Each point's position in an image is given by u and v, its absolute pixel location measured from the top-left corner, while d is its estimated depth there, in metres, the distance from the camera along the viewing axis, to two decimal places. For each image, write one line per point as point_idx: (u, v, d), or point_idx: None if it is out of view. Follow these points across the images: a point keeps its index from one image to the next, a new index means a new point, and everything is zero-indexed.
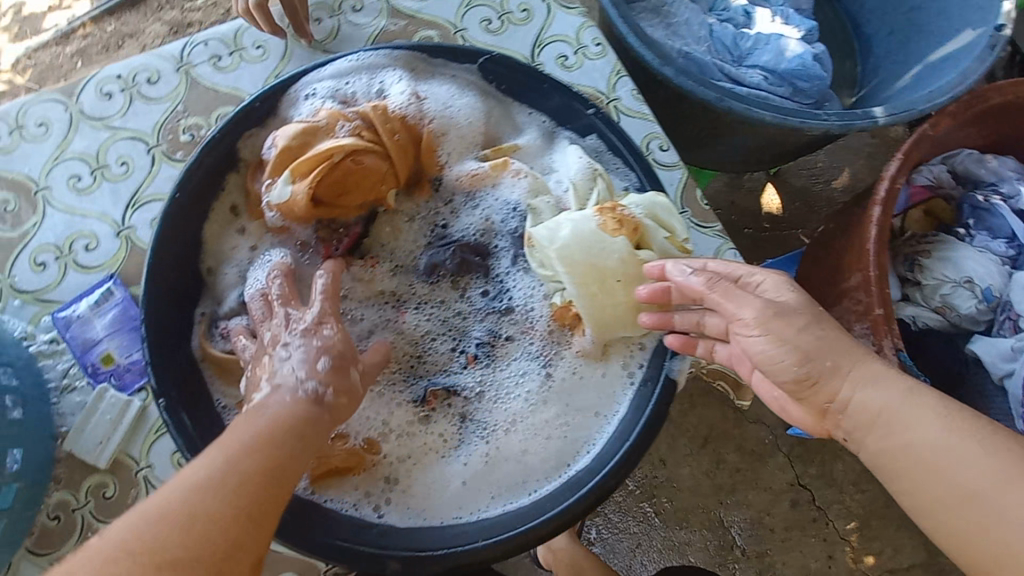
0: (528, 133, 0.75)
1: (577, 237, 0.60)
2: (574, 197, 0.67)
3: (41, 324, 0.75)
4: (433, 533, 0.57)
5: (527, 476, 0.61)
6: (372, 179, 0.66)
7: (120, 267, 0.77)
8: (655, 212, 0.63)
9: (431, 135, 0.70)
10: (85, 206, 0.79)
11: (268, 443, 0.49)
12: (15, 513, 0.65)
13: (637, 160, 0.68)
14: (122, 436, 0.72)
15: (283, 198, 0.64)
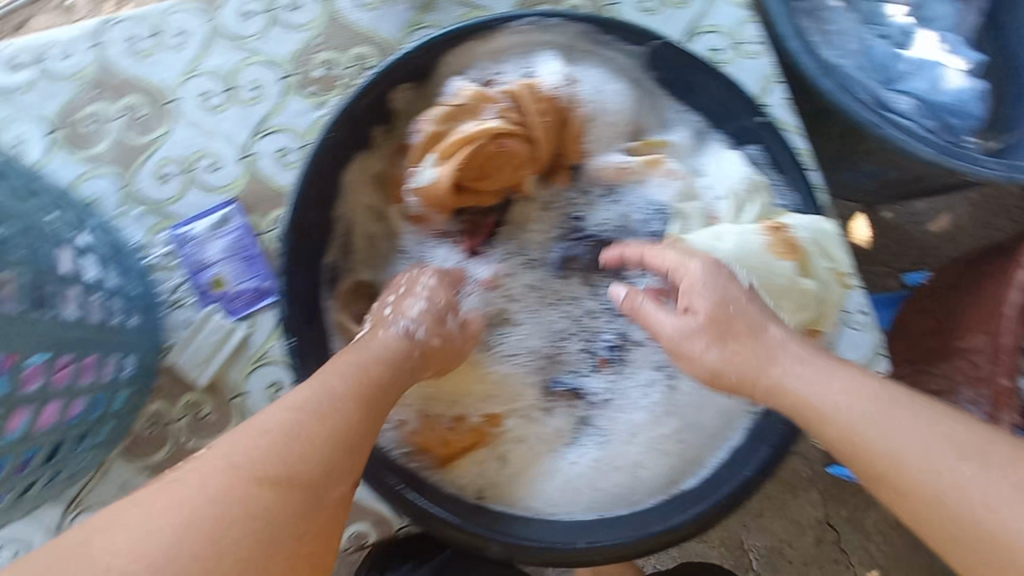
0: (677, 132, 0.72)
1: (741, 249, 0.60)
2: (731, 208, 0.67)
3: (159, 236, 0.76)
4: (534, 523, 0.59)
5: (633, 488, 0.62)
6: (513, 162, 0.66)
7: (240, 193, 0.77)
8: (818, 238, 0.63)
9: (577, 121, 0.69)
10: (214, 125, 0.79)
11: (365, 380, 0.51)
12: (122, 415, 0.67)
13: (801, 175, 0.65)
14: (225, 360, 0.73)
15: (427, 181, 0.65)
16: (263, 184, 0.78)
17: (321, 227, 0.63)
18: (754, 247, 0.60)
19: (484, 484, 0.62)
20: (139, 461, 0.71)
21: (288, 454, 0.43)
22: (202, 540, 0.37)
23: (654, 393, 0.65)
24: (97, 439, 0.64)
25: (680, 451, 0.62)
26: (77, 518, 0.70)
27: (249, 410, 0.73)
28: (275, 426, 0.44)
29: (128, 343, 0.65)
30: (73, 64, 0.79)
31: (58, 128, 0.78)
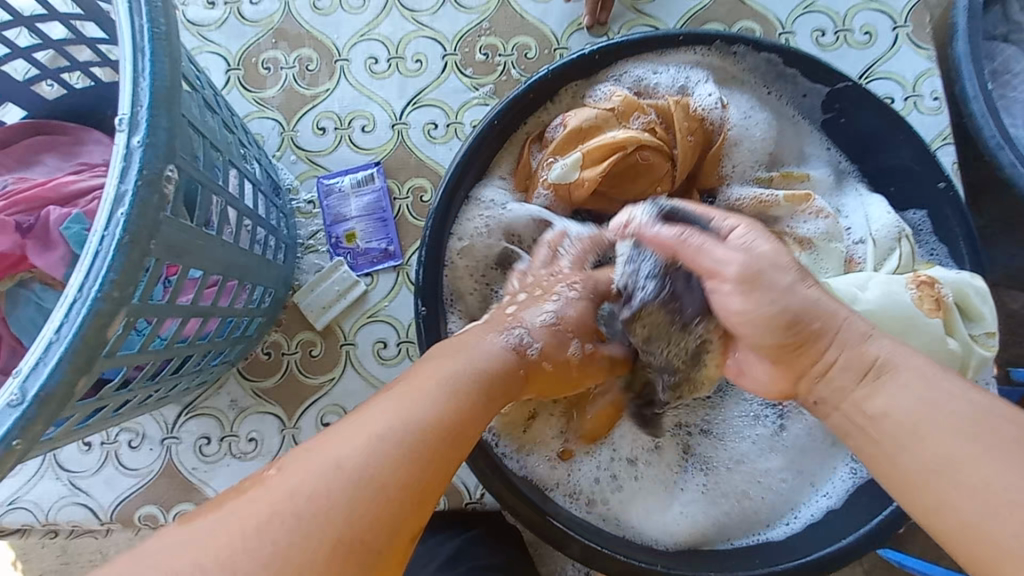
0: (815, 166, 0.70)
1: (886, 303, 0.55)
2: (873, 255, 0.63)
3: (306, 182, 0.81)
4: (633, 541, 0.59)
5: (728, 526, 0.61)
6: (652, 178, 0.63)
7: (385, 157, 0.81)
8: (965, 294, 0.57)
9: (723, 146, 0.66)
10: (374, 89, 0.83)
11: (458, 392, 0.43)
12: (251, 340, 0.73)
13: (966, 231, 0.62)
14: (342, 309, 0.77)
15: (563, 179, 0.62)
16: (408, 152, 0.82)
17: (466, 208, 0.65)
18: (899, 302, 0.55)
19: (581, 494, 0.62)
20: (249, 384, 0.77)
21: (367, 473, 0.35)
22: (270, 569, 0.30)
23: (760, 427, 0.65)
24: (227, 355, 0.70)
25: (774, 496, 0.62)
26: (188, 422, 0.77)
27: (354, 360, 0.77)
28: (362, 432, 0.37)
29: (271, 277, 0.70)
30: (262, 11, 0.85)
31: (237, 67, 0.84)
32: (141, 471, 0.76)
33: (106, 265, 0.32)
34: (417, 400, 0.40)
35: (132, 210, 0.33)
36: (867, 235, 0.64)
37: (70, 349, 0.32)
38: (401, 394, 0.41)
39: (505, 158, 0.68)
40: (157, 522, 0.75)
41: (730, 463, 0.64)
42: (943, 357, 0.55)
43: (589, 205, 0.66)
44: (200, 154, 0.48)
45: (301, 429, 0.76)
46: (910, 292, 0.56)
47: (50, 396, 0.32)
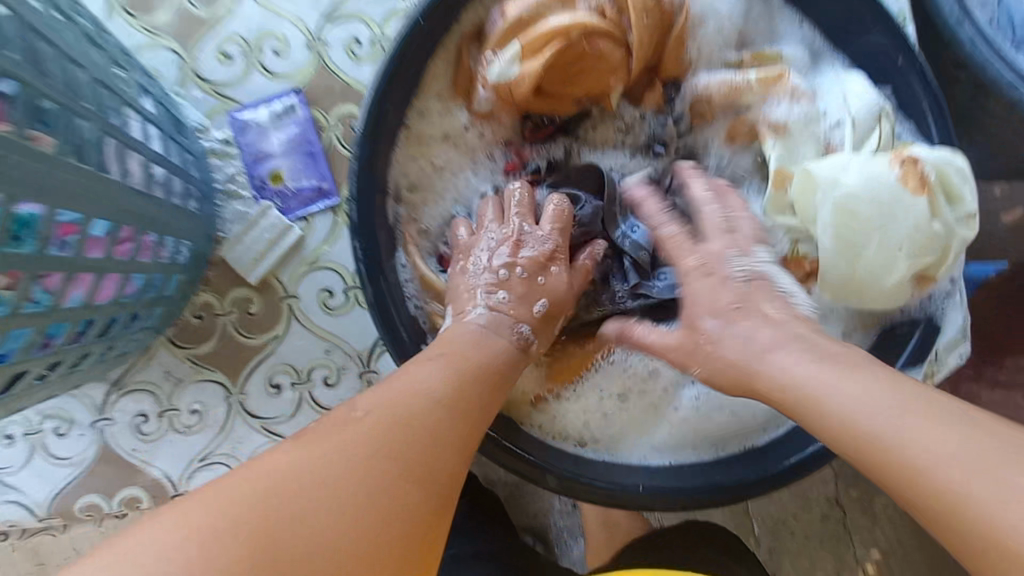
0: (788, 46, 0.63)
1: (864, 189, 0.50)
2: (851, 137, 0.55)
3: (216, 120, 0.71)
4: (619, 467, 0.56)
5: (721, 440, 0.58)
6: (604, 70, 0.56)
7: (305, 83, 0.72)
8: (945, 174, 0.51)
9: (685, 26, 0.58)
10: (281, 4, 0.72)
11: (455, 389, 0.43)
12: (174, 303, 0.65)
13: (935, 101, 0.58)
14: (278, 258, 0.70)
15: (504, 77, 0.56)
16: (330, 77, 0.72)
17: (397, 125, 0.56)
18: (877, 190, 0.50)
19: (565, 426, 0.58)
20: (184, 351, 0.69)
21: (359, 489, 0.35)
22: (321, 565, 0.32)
23: None
24: (147, 322, 0.61)
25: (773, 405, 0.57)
26: (121, 400, 0.69)
27: (299, 313, 0.70)
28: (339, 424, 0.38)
29: (188, 227, 0.61)
30: None
31: None
32: (75, 459, 0.68)
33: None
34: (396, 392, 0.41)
35: None
36: (846, 115, 0.56)
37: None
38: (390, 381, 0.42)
39: (443, 65, 0.59)
40: (102, 512, 0.68)
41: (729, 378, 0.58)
42: (925, 241, 0.50)
43: (536, 107, 0.60)
44: (43, 61, 0.38)
45: (249, 394, 0.69)
46: (893, 172, 0.50)
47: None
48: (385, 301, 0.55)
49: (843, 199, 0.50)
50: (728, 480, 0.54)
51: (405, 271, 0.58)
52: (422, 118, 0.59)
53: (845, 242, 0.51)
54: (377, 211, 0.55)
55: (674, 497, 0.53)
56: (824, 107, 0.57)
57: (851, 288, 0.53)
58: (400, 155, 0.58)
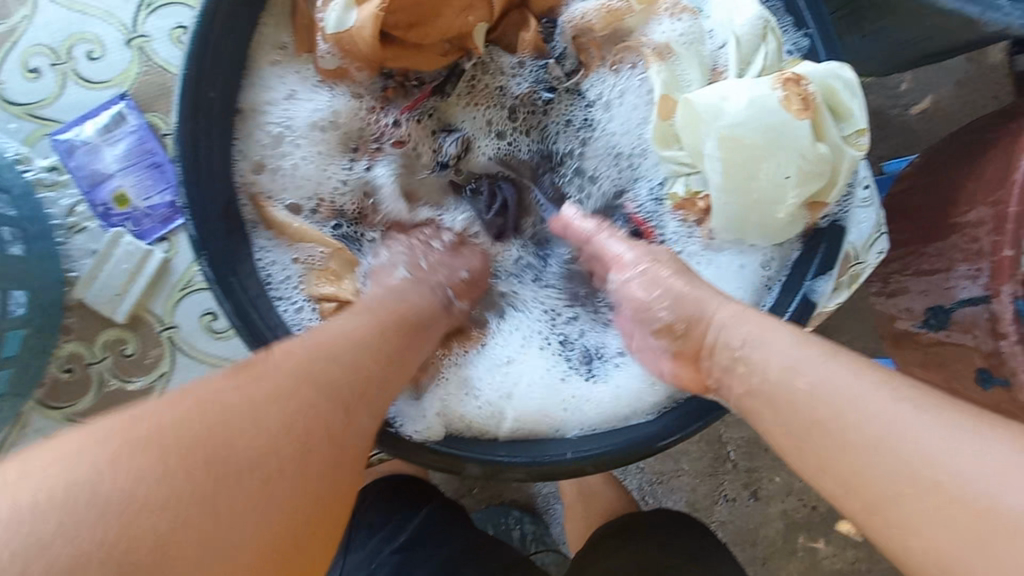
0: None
1: (749, 116, 0.48)
2: (736, 56, 0.52)
3: (37, 147, 0.62)
4: (540, 443, 0.51)
5: (641, 401, 0.52)
6: (456, 6, 0.50)
7: (133, 86, 0.63)
8: (833, 89, 0.49)
9: None
10: (87, 0, 0.63)
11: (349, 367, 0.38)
12: (24, 361, 0.58)
13: (817, 14, 0.53)
14: (144, 288, 0.62)
15: (342, 26, 0.49)
16: (161, 75, 0.63)
17: (225, 112, 0.50)
18: (762, 111, 0.47)
19: (481, 403, 0.52)
20: (61, 412, 0.62)
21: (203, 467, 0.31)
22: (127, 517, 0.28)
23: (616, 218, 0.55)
24: None
25: None
26: None
27: (182, 344, 0.63)
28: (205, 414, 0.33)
29: (6, 275, 0.54)
30: None
31: None
32: None
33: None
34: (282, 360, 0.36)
35: None
36: (730, 35, 0.53)
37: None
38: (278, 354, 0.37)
39: (275, 34, 0.52)
40: None
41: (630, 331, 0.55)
42: (812, 166, 0.48)
43: (391, 62, 0.53)
44: None
45: None
46: (775, 94, 0.48)
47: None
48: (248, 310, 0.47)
49: (727, 130, 0.48)
50: (663, 435, 0.49)
51: (267, 258, 0.52)
52: (264, 97, 0.52)
53: (731, 168, 0.48)
54: (213, 209, 0.48)
55: (606, 461, 0.48)
56: (709, 28, 0.54)
57: (751, 226, 0.51)
58: (244, 145, 0.52)
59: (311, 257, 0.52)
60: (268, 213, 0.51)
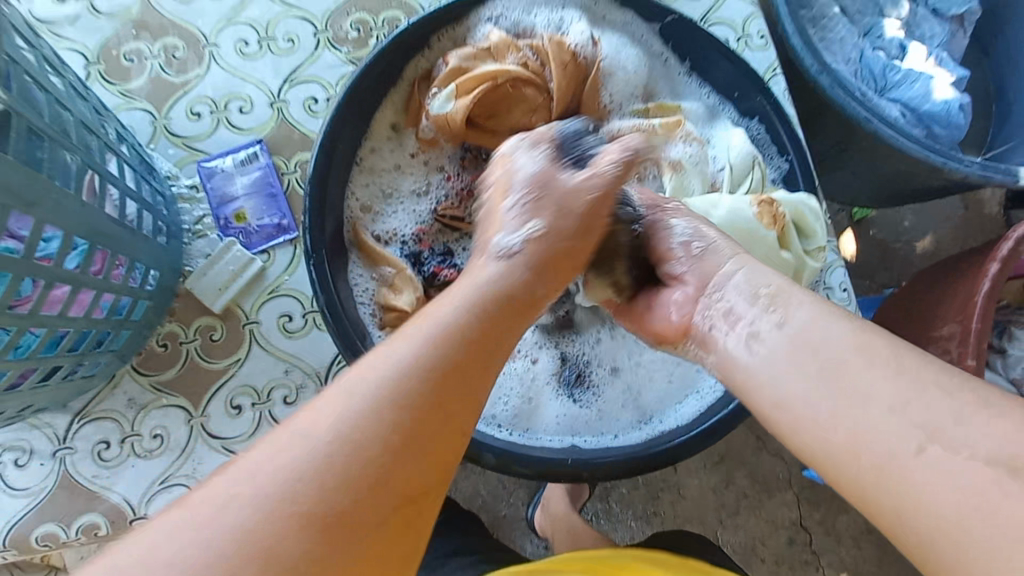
0: (689, 100, 0.75)
1: (732, 218, 0.63)
2: (728, 178, 0.69)
3: (185, 169, 0.79)
4: (539, 445, 0.63)
5: (617, 423, 0.67)
6: (526, 110, 0.68)
7: (268, 135, 0.82)
8: (801, 212, 0.66)
9: (599, 75, 0.71)
10: (247, 70, 0.83)
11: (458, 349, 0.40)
12: (141, 328, 0.70)
13: (795, 148, 0.70)
14: (240, 288, 0.76)
15: (442, 111, 0.67)
16: (291, 129, 0.82)
17: (345, 160, 0.67)
18: (743, 218, 0.63)
19: (494, 409, 0.66)
20: (148, 379, 0.73)
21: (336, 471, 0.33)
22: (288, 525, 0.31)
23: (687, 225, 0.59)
24: (114, 344, 0.66)
25: (659, 393, 0.68)
26: (83, 428, 0.72)
27: (260, 337, 0.76)
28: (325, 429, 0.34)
29: (154, 256, 0.67)
30: (117, 4, 0.84)
31: (96, 61, 0.82)
32: (32, 489, 0.70)
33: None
34: (378, 369, 0.37)
35: None
36: (727, 162, 0.70)
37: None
38: (371, 363, 0.37)
39: (389, 114, 0.71)
40: (60, 540, 0.70)
41: (617, 371, 0.70)
42: (778, 265, 0.63)
43: (472, 141, 0.71)
44: (45, 108, 0.47)
45: (210, 416, 0.73)
46: (751, 210, 0.63)
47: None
48: (335, 305, 0.61)
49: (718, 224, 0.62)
50: (642, 449, 0.61)
51: (355, 273, 0.67)
52: (374, 154, 0.70)
53: None
54: (325, 228, 0.63)
55: (596, 467, 0.60)
56: (714, 153, 0.71)
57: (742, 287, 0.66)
58: (353, 185, 0.68)
59: (383, 274, 0.68)
60: (357, 234, 0.68)
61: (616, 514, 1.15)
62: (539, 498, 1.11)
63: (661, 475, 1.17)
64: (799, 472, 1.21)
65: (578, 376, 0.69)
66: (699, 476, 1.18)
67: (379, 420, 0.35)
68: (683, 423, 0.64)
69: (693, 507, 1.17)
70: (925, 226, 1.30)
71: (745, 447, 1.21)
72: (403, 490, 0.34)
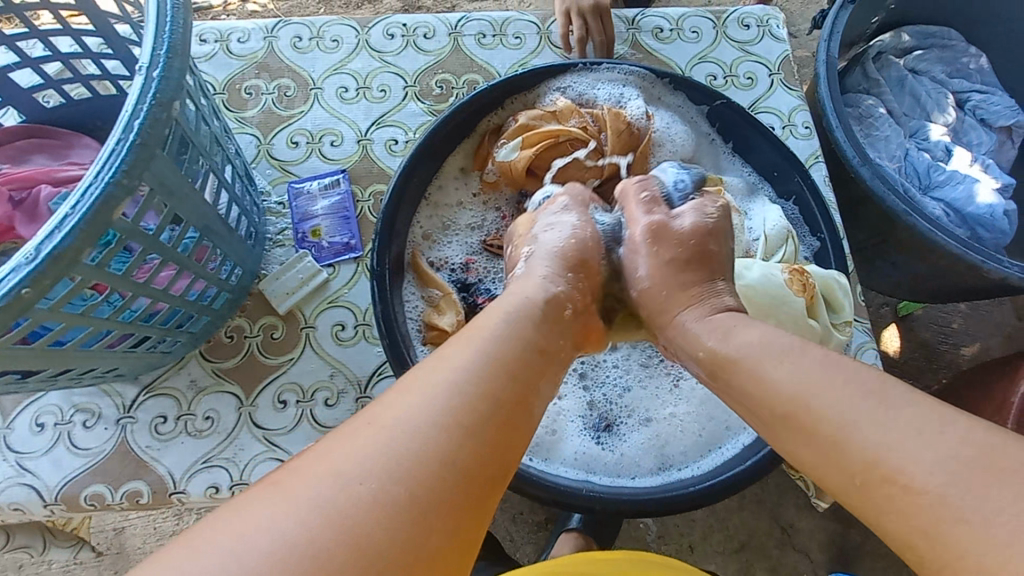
0: (730, 176, 0.82)
1: (764, 282, 0.67)
2: (763, 247, 0.74)
3: (276, 187, 0.91)
4: (559, 476, 0.65)
5: (636, 468, 0.69)
6: (581, 167, 0.76)
7: (350, 166, 0.93)
8: (831, 288, 0.70)
9: (649, 144, 0.79)
10: (343, 111, 0.96)
11: (495, 372, 0.44)
12: (218, 317, 0.79)
13: (828, 228, 0.75)
14: (305, 295, 0.85)
15: (506, 159, 0.76)
16: (371, 163, 0.94)
17: (417, 192, 0.76)
18: (773, 282, 0.67)
19: None
20: (211, 365, 0.81)
21: (383, 470, 0.36)
22: (328, 519, 0.34)
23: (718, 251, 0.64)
24: (193, 327, 0.75)
25: (681, 443, 0.70)
26: (146, 401, 0.79)
27: (314, 341, 0.83)
28: (373, 440, 0.38)
29: (241, 256, 0.76)
30: (247, 48, 1.00)
31: (222, 91, 0.97)
32: (92, 450, 0.77)
33: (123, 159, 0.43)
34: (453, 374, 0.42)
35: (145, 121, 0.44)
36: (761, 233, 0.75)
37: (82, 220, 0.41)
38: (439, 375, 0.42)
39: (460, 158, 0.80)
40: (104, 502, 0.75)
41: (643, 418, 0.72)
42: (805, 333, 0.66)
43: (529, 188, 0.79)
44: (194, 120, 0.58)
45: (258, 407, 0.80)
46: (782, 276, 0.67)
47: (62, 253, 0.41)
48: (390, 313, 0.68)
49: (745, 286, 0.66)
50: (660, 492, 0.63)
51: (410, 292, 0.74)
52: (440, 190, 0.79)
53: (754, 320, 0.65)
54: (391, 247, 0.71)
55: (613, 503, 0.62)
56: (750, 224, 0.77)
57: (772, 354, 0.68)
58: (418, 215, 0.77)
59: (431, 295, 0.74)
60: (415, 256, 0.75)
61: None
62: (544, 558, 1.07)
63: (675, 554, 1.13)
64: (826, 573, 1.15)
65: (603, 418, 0.72)
66: (716, 561, 1.14)
67: (458, 413, 0.40)
68: (700, 475, 0.66)
69: None
70: (972, 328, 1.29)
71: (768, 536, 1.16)
72: (452, 497, 0.37)
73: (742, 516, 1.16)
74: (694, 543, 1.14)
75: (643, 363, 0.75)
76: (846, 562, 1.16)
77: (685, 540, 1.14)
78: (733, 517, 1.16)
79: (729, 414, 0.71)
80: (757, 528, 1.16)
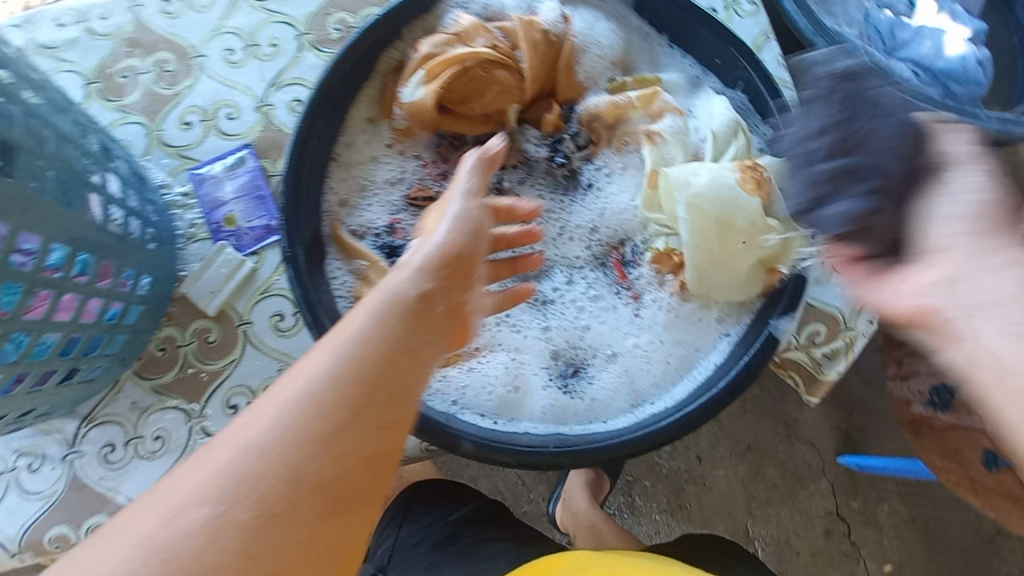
0: (670, 72, 0.73)
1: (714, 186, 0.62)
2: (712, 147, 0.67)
3: (178, 177, 0.81)
4: (524, 434, 0.61)
5: (610, 410, 0.65)
6: (498, 91, 0.67)
7: (256, 138, 0.83)
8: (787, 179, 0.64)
9: (571, 51, 0.69)
10: (235, 77, 0.85)
11: (380, 346, 0.37)
12: (140, 330, 0.72)
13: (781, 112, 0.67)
14: (232, 289, 0.78)
15: (413, 99, 0.67)
16: (278, 131, 0.84)
17: (323, 156, 0.67)
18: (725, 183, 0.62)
19: (478, 402, 0.64)
20: (151, 382, 0.75)
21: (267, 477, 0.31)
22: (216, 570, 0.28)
23: None
24: (111, 347, 0.68)
25: (654, 374, 0.66)
26: (91, 432, 0.74)
27: (254, 337, 0.77)
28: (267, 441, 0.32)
29: (145, 261, 0.69)
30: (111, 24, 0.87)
31: (93, 79, 0.85)
32: (45, 492, 0.73)
33: None
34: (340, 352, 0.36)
35: None
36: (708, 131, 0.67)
37: None
38: (292, 377, 0.35)
39: (366, 108, 0.71)
40: (71, 541, 0.72)
41: (610, 355, 0.67)
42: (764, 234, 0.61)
43: (447, 127, 0.70)
44: (18, 119, 0.49)
45: (210, 416, 0.75)
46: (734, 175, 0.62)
47: None
48: (309, 291, 0.61)
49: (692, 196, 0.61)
50: (635, 430, 0.59)
51: (333, 262, 0.67)
52: (350, 148, 0.70)
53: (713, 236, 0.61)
54: (302, 227, 0.63)
55: (583, 454, 0.58)
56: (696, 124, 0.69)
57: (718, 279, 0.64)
58: (330, 179, 0.69)
59: (360, 265, 0.67)
60: (335, 227, 0.68)
61: (637, 506, 1.12)
62: (554, 495, 1.06)
63: (683, 467, 1.13)
64: (833, 458, 1.15)
65: (566, 363, 0.67)
66: (725, 466, 1.14)
67: (330, 398, 0.34)
68: (676, 405, 0.62)
69: (721, 500, 1.13)
70: None
71: (773, 435, 1.16)
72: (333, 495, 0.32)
73: (747, 419, 1.14)
74: (701, 453, 1.14)
75: (601, 297, 0.69)
76: (851, 444, 1.16)
77: (692, 451, 1.14)
78: (736, 421, 1.14)
79: (700, 333, 0.67)
80: (764, 427, 1.15)
